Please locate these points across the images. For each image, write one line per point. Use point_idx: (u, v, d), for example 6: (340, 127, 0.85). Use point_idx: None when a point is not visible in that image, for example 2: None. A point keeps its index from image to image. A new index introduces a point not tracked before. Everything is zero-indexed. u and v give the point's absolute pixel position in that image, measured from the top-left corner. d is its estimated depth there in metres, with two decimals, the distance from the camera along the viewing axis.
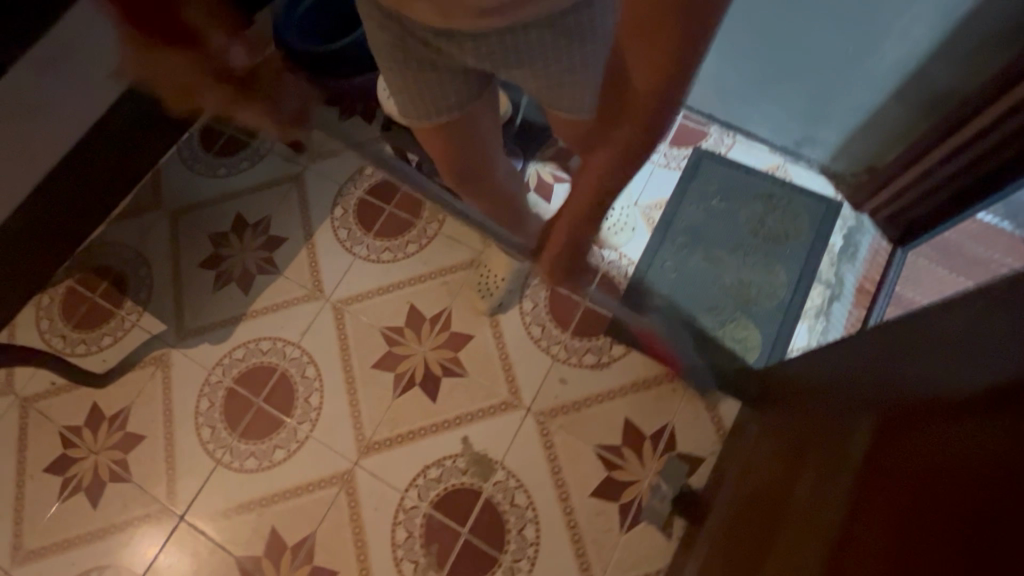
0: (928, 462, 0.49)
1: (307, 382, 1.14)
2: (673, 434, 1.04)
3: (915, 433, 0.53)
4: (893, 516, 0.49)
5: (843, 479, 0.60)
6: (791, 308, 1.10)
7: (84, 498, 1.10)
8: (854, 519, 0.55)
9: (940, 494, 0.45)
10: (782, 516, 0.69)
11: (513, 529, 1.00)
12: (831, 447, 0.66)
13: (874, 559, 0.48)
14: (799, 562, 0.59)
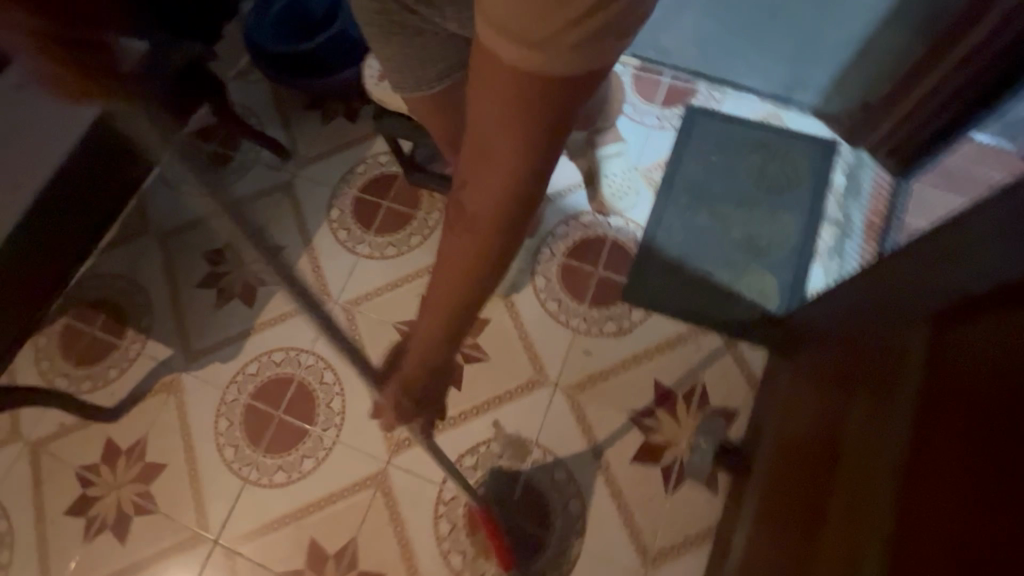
0: (990, 360, 0.47)
1: (326, 388, 1.11)
2: (704, 389, 1.03)
3: (969, 337, 0.51)
4: (964, 421, 0.48)
5: (897, 399, 0.59)
6: (804, 251, 1.10)
7: (111, 536, 1.06)
8: (919, 435, 0.53)
9: (1004, 386, 0.45)
10: (837, 448, 0.68)
11: (557, 506, 0.99)
12: (877, 370, 0.65)
13: (953, 468, 0.47)
14: (868, 492, 0.58)
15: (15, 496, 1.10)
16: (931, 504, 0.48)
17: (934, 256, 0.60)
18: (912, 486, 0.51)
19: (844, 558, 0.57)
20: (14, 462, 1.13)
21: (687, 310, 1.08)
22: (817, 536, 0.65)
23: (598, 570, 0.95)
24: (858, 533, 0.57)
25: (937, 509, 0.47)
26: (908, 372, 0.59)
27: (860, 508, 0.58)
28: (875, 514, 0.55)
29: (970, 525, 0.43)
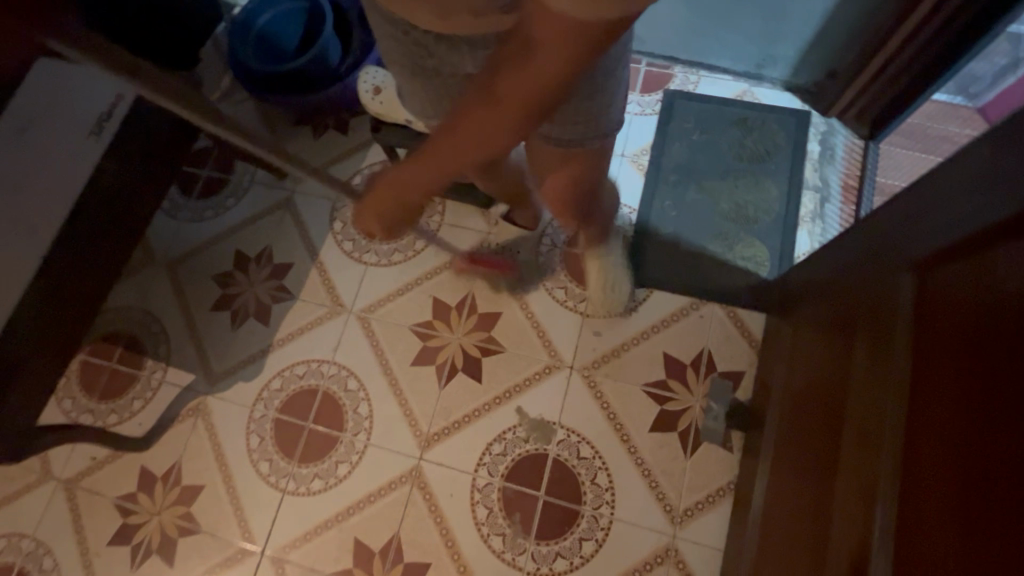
0: (976, 306, 0.54)
1: (352, 395, 1.16)
2: (710, 356, 1.10)
3: (955, 285, 0.58)
4: (958, 361, 0.55)
5: (893, 344, 0.66)
6: (789, 218, 1.17)
7: (159, 559, 1.10)
8: (918, 378, 0.60)
9: (992, 322, 0.51)
10: (844, 396, 0.75)
11: (586, 480, 1.05)
12: (871, 322, 0.72)
13: (954, 398, 0.54)
14: (878, 432, 0.64)
15: (57, 533, 1.13)
16: (939, 432, 0.55)
17: (915, 216, 0.67)
18: (918, 424, 0.58)
19: (862, 493, 0.64)
20: (51, 500, 1.15)
21: (687, 284, 1.15)
22: (834, 477, 0.72)
23: (631, 534, 1.01)
24: (872, 471, 0.64)
25: (943, 442, 0.54)
26: (900, 319, 0.66)
27: (872, 447, 0.65)
28: (886, 451, 0.62)
29: (976, 445, 0.50)
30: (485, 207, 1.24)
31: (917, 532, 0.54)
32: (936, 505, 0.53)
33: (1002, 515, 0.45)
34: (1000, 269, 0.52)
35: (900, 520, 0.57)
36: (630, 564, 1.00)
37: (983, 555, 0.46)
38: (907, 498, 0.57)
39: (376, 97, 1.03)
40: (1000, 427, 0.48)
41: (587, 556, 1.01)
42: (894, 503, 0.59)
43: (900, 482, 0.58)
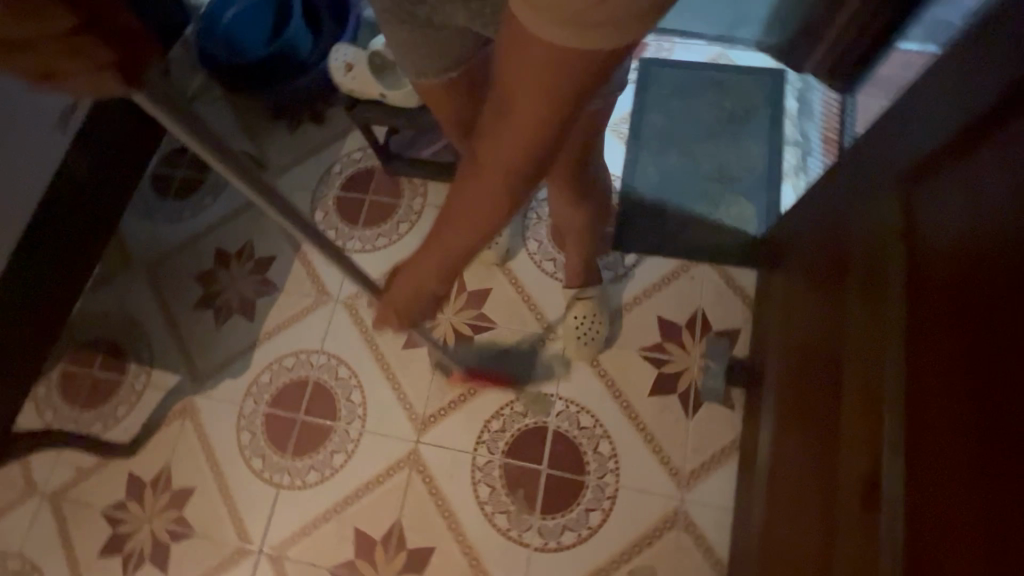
0: (970, 217, 0.52)
1: (343, 383, 1.13)
2: (705, 316, 1.09)
3: (946, 202, 0.56)
4: (957, 278, 0.52)
5: (884, 268, 0.64)
6: (773, 174, 1.17)
7: (152, 567, 1.05)
8: (916, 304, 0.57)
9: (984, 221, 0.50)
10: (838, 335, 0.73)
11: (588, 449, 1.02)
12: (860, 258, 0.70)
13: (952, 306, 0.52)
14: (876, 357, 0.62)
15: (44, 548, 1.08)
16: (939, 345, 0.52)
17: (898, 141, 0.65)
18: (921, 353, 0.55)
19: (869, 431, 0.61)
20: (35, 516, 1.10)
21: (675, 247, 1.14)
22: (838, 420, 0.69)
23: (638, 501, 0.99)
24: (877, 407, 0.61)
25: (946, 360, 0.51)
26: (891, 246, 0.64)
27: (873, 376, 0.62)
28: (889, 384, 0.59)
29: (977, 349, 0.47)
30: None
31: (931, 466, 0.50)
32: (948, 430, 0.49)
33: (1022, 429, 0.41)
34: (992, 173, 0.50)
35: (910, 460, 0.53)
36: (640, 531, 0.97)
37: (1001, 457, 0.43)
38: (915, 430, 0.53)
39: (348, 75, 1.03)
40: (1010, 338, 0.44)
41: (594, 527, 0.98)
42: (902, 439, 0.55)
43: (906, 413, 0.55)
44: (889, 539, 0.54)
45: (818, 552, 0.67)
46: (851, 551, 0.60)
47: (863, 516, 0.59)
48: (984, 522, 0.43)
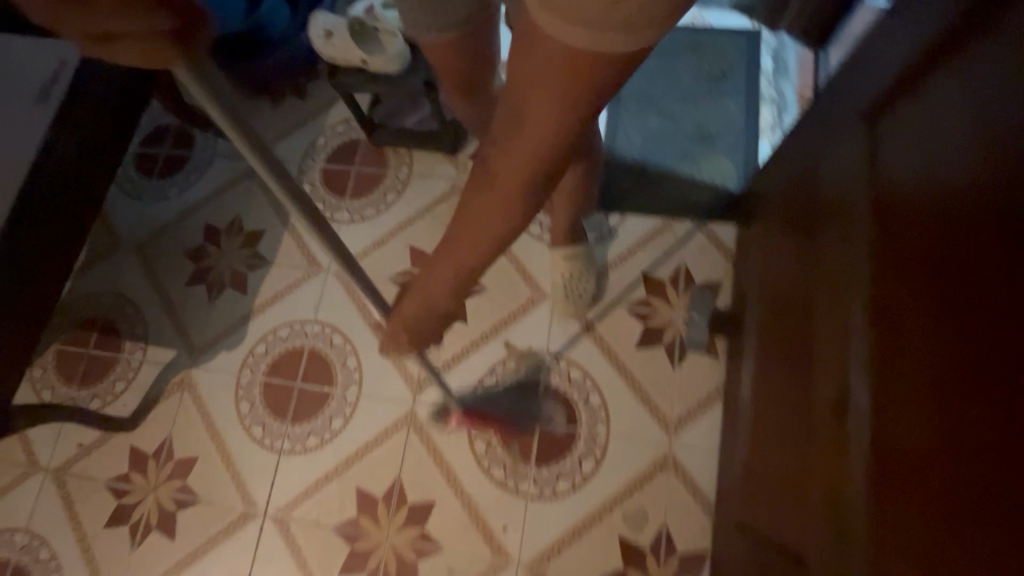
0: (930, 144, 0.54)
1: (338, 349, 1.15)
2: (688, 271, 1.12)
3: (908, 132, 0.58)
4: (918, 202, 0.54)
5: (851, 203, 0.67)
6: (750, 131, 1.19)
7: (160, 534, 1.08)
8: (882, 233, 0.60)
9: (944, 146, 0.52)
10: (810, 272, 0.76)
11: (579, 402, 1.06)
12: (829, 196, 0.73)
13: (914, 229, 0.54)
14: (845, 288, 0.66)
15: (51, 522, 1.10)
16: (902, 267, 0.55)
17: (862, 80, 0.68)
18: (887, 279, 0.58)
19: (836, 357, 0.65)
20: (40, 492, 1.12)
21: (658, 205, 1.17)
22: (811, 352, 0.72)
23: (628, 448, 1.03)
24: (844, 333, 0.64)
25: (909, 280, 0.54)
26: (857, 180, 0.67)
27: (841, 305, 0.65)
28: (856, 311, 0.62)
29: (936, 265, 0.50)
30: (452, 154, 1.25)
31: (896, 380, 0.53)
32: (910, 345, 0.52)
33: (976, 332, 0.44)
34: (949, 99, 0.53)
35: (877, 378, 0.56)
36: (631, 475, 1.02)
37: (952, 361, 0.46)
38: (881, 349, 0.56)
39: (329, 42, 1.04)
40: (966, 250, 0.47)
41: (587, 474, 1.02)
42: (869, 360, 0.58)
43: (872, 335, 0.58)
44: (856, 453, 0.57)
45: (793, 474, 0.71)
46: (822, 469, 0.63)
47: (832, 435, 0.62)
48: (942, 421, 0.46)
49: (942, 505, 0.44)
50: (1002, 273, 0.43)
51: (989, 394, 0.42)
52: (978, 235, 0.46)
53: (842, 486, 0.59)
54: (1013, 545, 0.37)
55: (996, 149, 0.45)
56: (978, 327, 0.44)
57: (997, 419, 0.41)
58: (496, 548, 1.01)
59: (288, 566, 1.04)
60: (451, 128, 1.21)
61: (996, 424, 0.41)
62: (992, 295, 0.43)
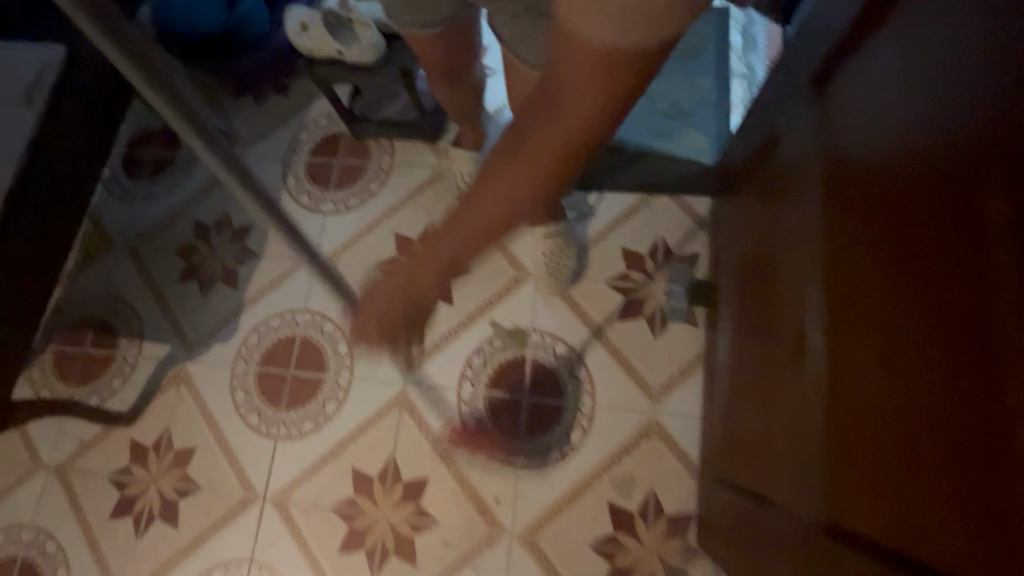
0: (873, 97, 0.56)
1: (330, 336, 1.18)
2: (666, 245, 1.15)
3: (853, 89, 0.60)
4: (862, 154, 0.56)
5: (806, 162, 0.69)
6: (722, 105, 1.21)
7: (163, 523, 1.11)
8: (832, 188, 0.62)
9: (884, 97, 0.54)
10: (773, 233, 0.79)
11: (565, 375, 1.09)
12: (787, 157, 0.76)
13: (860, 180, 0.56)
14: (801, 244, 0.68)
15: (56, 517, 1.13)
16: (850, 218, 0.57)
17: (812, 42, 0.71)
18: (837, 232, 0.59)
19: (795, 309, 0.67)
20: (44, 488, 1.15)
21: (634, 182, 1.20)
22: (774, 309, 0.75)
23: (614, 417, 1.06)
24: (802, 286, 0.67)
25: (856, 230, 0.55)
26: (811, 139, 0.69)
27: (799, 261, 0.68)
28: (811, 264, 0.64)
29: (879, 211, 0.52)
30: (432, 142, 1.28)
31: (847, 326, 0.55)
32: (858, 292, 0.54)
33: (912, 273, 0.46)
34: (889, 51, 0.54)
35: (833, 327, 0.58)
36: (617, 443, 1.05)
37: (897, 300, 0.47)
38: (833, 298, 0.59)
39: (304, 34, 1.10)
40: (903, 196, 0.49)
41: (575, 444, 1.05)
42: (824, 311, 0.60)
43: (824, 286, 0.61)
44: (815, 398, 0.60)
45: (763, 425, 0.74)
46: (785, 417, 0.66)
47: (793, 384, 0.65)
48: (886, 360, 0.48)
49: (887, 438, 0.47)
50: (937, 217, 0.44)
51: (927, 333, 0.43)
52: (914, 181, 0.47)
53: (802, 430, 0.61)
54: (960, 469, 0.38)
55: (928, 96, 0.47)
56: (913, 269, 0.46)
57: (931, 352, 0.43)
58: (490, 520, 1.03)
59: (289, 547, 1.07)
60: (429, 115, 1.24)
61: (930, 358, 0.43)
62: (925, 235, 0.45)
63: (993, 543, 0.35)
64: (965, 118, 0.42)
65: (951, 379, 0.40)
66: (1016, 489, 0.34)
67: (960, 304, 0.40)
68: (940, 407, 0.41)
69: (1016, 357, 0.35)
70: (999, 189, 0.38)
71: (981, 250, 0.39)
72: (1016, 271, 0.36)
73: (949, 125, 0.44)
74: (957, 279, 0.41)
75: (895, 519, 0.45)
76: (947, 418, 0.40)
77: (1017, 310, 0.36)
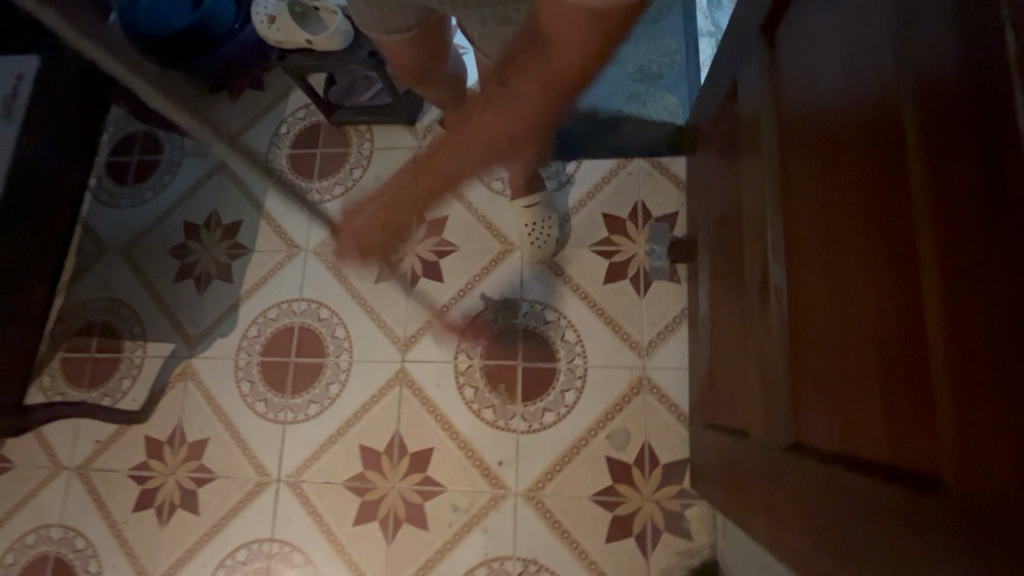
0: (815, 47, 0.59)
1: (327, 322, 1.22)
2: (645, 206, 1.18)
3: (799, 39, 0.63)
4: (809, 103, 0.59)
5: (761, 113, 0.72)
6: (690, 65, 1.22)
7: (185, 510, 1.16)
8: (784, 139, 0.65)
9: (826, 49, 0.56)
10: (738, 186, 0.82)
11: (556, 340, 1.13)
12: (745, 110, 0.79)
13: (808, 128, 0.59)
14: (762, 191, 0.71)
15: (82, 514, 1.18)
16: (802, 168, 0.60)
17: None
18: (791, 181, 0.63)
19: (760, 255, 0.71)
20: (68, 488, 1.20)
21: (611, 148, 1.22)
22: (742, 256, 0.79)
23: (607, 375, 1.11)
24: (764, 231, 0.70)
25: (807, 179, 0.59)
26: (763, 94, 0.72)
27: (761, 210, 0.71)
28: (770, 210, 0.67)
29: (825, 159, 0.55)
30: (409, 125, 1.29)
31: (803, 268, 0.59)
32: (812, 237, 0.57)
33: (856, 215, 0.49)
34: (829, 4, 0.56)
35: (791, 271, 0.62)
36: (610, 401, 1.09)
37: (843, 241, 0.51)
38: (790, 243, 0.62)
39: (273, 27, 1.10)
40: (845, 143, 0.52)
41: (571, 404, 1.10)
42: (782, 256, 0.64)
43: (784, 232, 0.64)
44: (779, 336, 0.64)
45: (740, 368, 0.78)
46: (757, 356, 0.70)
47: (762, 326, 0.69)
48: (836, 298, 0.52)
49: (840, 367, 0.51)
50: (871, 162, 0.48)
51: (866, 271, 0.47)
52: (854, 129, 0.50)
53: (771, 367, 0.66)
54: (896, 389, 0.43)
55: (863, 47, 0.49)
56: (856, 210, 0.49)
57: (873, 286, 0.46)
58: (494, 481, 1.09)
59: (307, 522, 1.12)
60: (405, 98, 1.25)
61: (873, 292, 0.46)
62: (862, 181, 0.49)
63: (926, 448, 0.40)
64: (893, 67, 0.45)
65: (887, 311, 0.44)
66: (940, 406, 0.38)
67: (891, 242, 0.44)
68: (881, 336, 0.45)
69: (938, 284, 0.39)
70: (920, 130, 0.42)
71: (908, 188, 0.43)
72: (935, 206, 0.40)
73: (880, 76, 0.47)
74: (889, 220, 0.45)
75: (848, 440, 0.50)
76: (886, 344, 0.44)
77: (936, 241, 0.39)
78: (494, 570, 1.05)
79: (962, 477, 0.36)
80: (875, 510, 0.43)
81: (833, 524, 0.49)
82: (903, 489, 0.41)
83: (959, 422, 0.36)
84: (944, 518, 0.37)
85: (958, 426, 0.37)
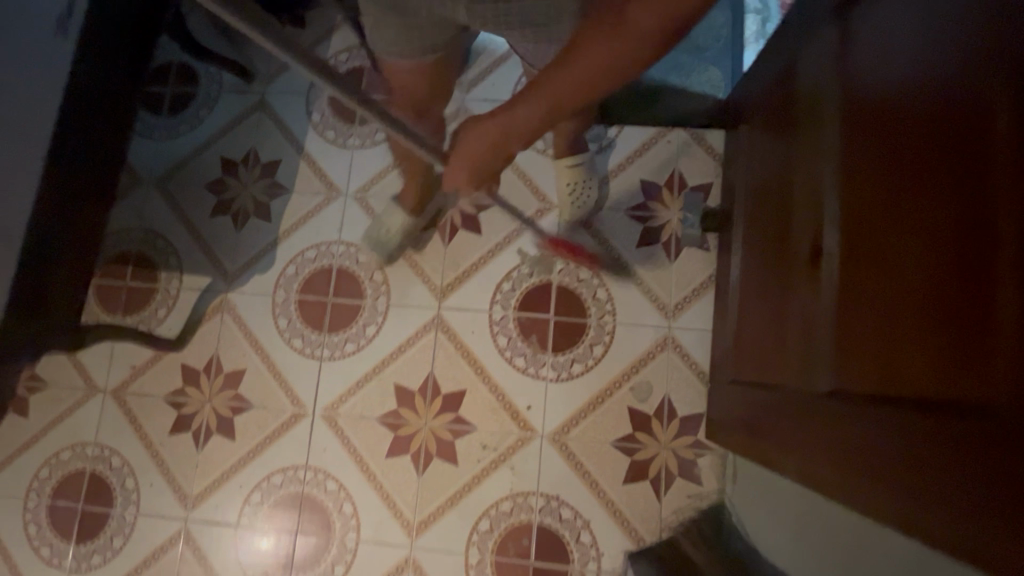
0: (891, 29, 0.63)
1: (365, 266, 1.25)
2: (681, 176, 1.23)
3: (873, 19, 0.66)
4: (881, 82, 0.64)
5: (825, 87, 0.76)
6: (736, 39, 1.24)
7: (220, 435, 1.21)
8: (850, 115, 0.69)
9: (903, 30, 0.60)
10: (789, 158, 0.87)
11: (588, 297, 1.20)
12: (805, 85, 0.83)
13: (879, 105, 0.63)
14: (820, 163, 0.76)
15: (118, 434, 1.23)
16: (869, 143, 0.65)
17: None
18: (855, 155, 0.68)
19: (812, 222, 0.76)
20: (103, 408, 1.24)
21: (652, 117, 1.26)
22: (788, 222, 0.85)
23: (633, 333, 1.18)
24: (818, 206, 0.75)
25: (874, 153, 0.64)
26: (830, 75, 0.75)
27: (818, 181, 0.76)
28: (829, 183, 0.73)
29: (895, 134, 0.60)
30: None
31: (859, 233, 0.65)
32: (875, 207, 0.63)
33: (924, 187, 0.55)
34: None
35: (848, 239, 0.67)
36: (634, 356, 1.17)
37: (910, 209, 0.56)
38: (849, 212, 0.68)
39: None
40: (918, 117, 0.56)
41: (598, 357, 1.17)
42: (839, 225, 0.70)
43: (842, 202, 0.69)
44: (829, 296, 0.70)
45: (775, 326, 0.85)
46: (799, 316, 0.77)
47: (808, 286, 0.76)
48: (897, 262, 0.58)
49: (895, 322, 0.57)
50: (946, 138, 0.52)
51: (931, 237, 0.53)
52: (929, 108, 0.55)
53: (816, 322, 0.72)
54: (952, 340, 0.49)
55: (945, 28, 0.54)
56: (924, 179, 0.55)
57: (937, 249, 0.52)
58: (523, 424, 1.16)
59: (341, 452, 1.18)
60: None
61: (937, 254, 0.52)
62: (933, 156, 0.54)
63: (977, 390, 0.46)
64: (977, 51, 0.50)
65: (952, 273, 0.50)
66: (997, 352, 0.44)
67: (962, 211, 0.50)
68: (943, 293, 0.51)
69: (1009, 243, 0.44)
70: (1000, 110, 0.46)
71: (983, 158, 0.48)
72: (1009, 175, 0.45)
73: (963, 58, 0.51)
74: (960, 192, 0.50)
75: (896, 387, 0.56)
76: (947, 301, 0.50)
77: (1010, 207, 0.45)
78: (518, 503, 1.14)
79: (1008, 405, 0.42)
80: (917, 437, 0.51)
81: (878, 457, 0.56)
82: (954, 424, 0.47)
83: (1014, 364, 0.42)
84: (992, 443, 0.43)
85: (1014, 368, 0.42)
